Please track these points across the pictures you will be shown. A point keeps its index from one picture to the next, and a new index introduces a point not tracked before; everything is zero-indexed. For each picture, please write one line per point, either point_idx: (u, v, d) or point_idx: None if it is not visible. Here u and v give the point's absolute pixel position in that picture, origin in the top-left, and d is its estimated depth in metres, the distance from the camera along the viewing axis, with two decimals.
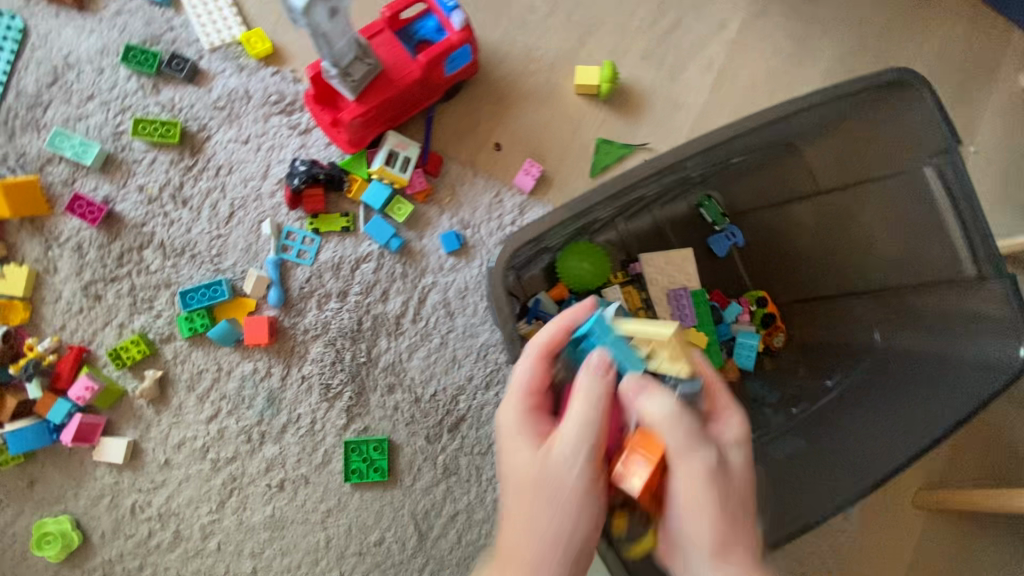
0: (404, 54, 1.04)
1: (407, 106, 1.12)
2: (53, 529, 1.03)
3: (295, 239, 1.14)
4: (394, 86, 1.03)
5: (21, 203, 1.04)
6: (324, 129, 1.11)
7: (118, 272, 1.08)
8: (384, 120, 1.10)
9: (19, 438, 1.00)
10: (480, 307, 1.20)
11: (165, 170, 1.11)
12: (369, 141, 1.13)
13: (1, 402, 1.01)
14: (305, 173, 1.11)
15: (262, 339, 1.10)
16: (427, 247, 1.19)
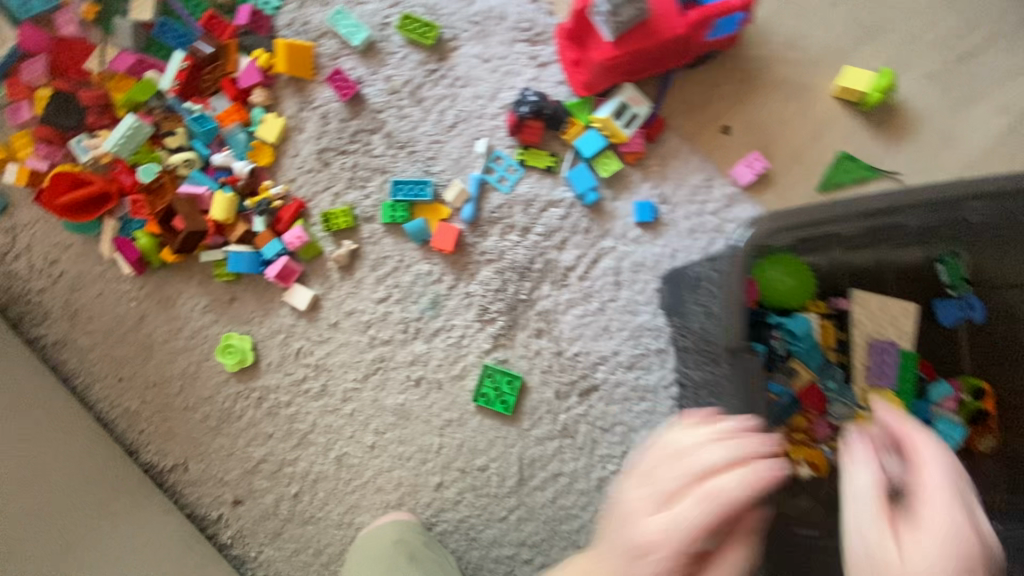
0: (675, 6, 0.98)
1: (656, 64, 1.06)
2: (238, 343, 1.20)
3: (500, 163, 1.18)
4: (654, 38, 0.98)
5: (294, 64, 1.17)
6: (565, 68, 1.12)
7: (348, 147, 1.20)
8: (624, 70, 1.05)
9: (238, 261, 1.15)
10: (650, 288, 1.16)
11: (412, 67, 1.18)
12: (602, 89, 1.10)
13: (234, 226, 1.16)
14: (533, 105, 1.11)
15: (446, 248, 1.16)
16: (619, 210, 1.16)
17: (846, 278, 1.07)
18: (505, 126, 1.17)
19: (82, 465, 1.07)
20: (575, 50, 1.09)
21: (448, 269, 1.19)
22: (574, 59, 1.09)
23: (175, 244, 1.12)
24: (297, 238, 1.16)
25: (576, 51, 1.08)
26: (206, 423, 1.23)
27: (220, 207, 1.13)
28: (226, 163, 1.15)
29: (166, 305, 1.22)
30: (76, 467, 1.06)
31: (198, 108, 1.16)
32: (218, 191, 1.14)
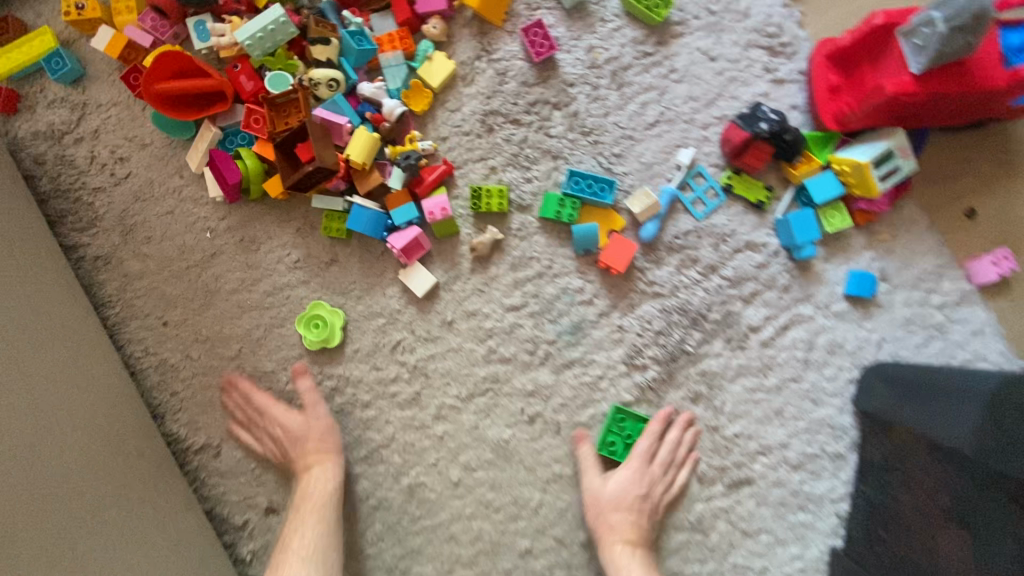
0: (999, 55, 0.80)
1: (932, 116, 0.87)
2: (326, 317, 0.95)
3: (698, 183, 0.96)
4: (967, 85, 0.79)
5: (488, 1, 0.94)
6: (813, 92, 0.93)
7: (521, 117, 0.97)
8: (897, 116, 0.85)
9: (358, 218, 0.92)
10: (842, 377, 0.95)
11: (623, 43, 0.97)
12: (856, 128, 0.90)
13: (365, 175, 0.92)
14: (775, 124, 0.89)
15: (617, 267, 0.93)
16: (828, 274, 0.95)
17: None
18: (717, 140, 0.96)
19: (98, 432, 0.81)
20: (836, 75, 0.90)
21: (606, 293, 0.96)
22: (833, 84, 0.90)
23: (291, 177, 0.88)
24: (438, 209, 0.93)
25: (839, 76, 0.90)
26: (257, 403, 0.97)
27: (358, 148, 0.89)
28: (376, 96, 0.91)
29: (247, 248, 0.97)
30: (91, 432, 0.80)
31: (358, 22, 0.92)
32: (360, 127, 0.89)
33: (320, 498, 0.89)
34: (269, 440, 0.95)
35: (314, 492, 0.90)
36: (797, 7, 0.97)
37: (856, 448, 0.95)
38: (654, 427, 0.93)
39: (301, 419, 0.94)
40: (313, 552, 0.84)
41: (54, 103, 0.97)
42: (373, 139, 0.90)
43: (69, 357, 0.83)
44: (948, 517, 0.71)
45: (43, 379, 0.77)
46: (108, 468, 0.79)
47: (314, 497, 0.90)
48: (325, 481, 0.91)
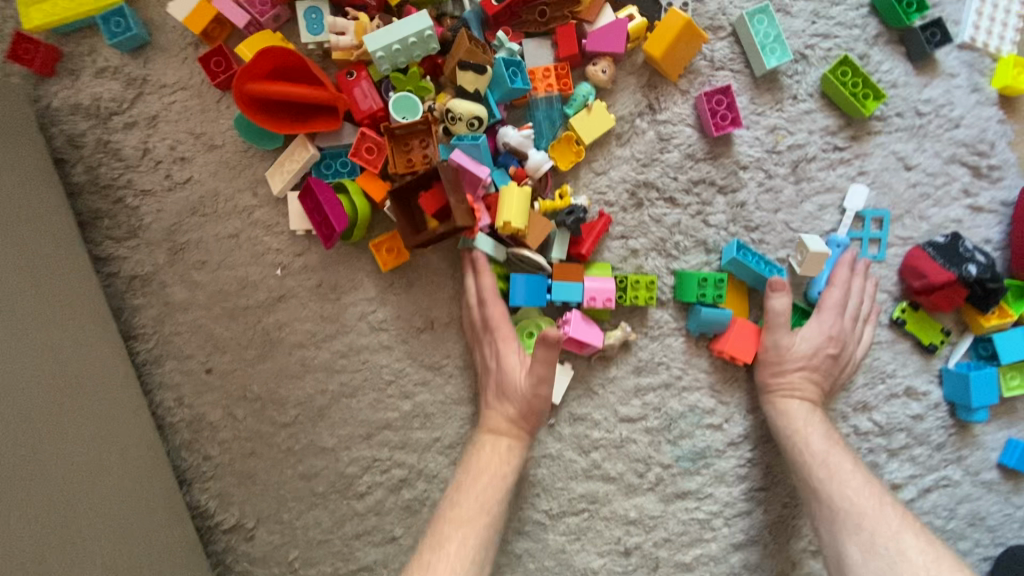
0: None
1: None
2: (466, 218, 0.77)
3: (871, 227, 0.83)
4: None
5: (672, 52, 0.76)
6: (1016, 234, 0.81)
7: (678, 196, 0.81)
8: None
9: (515, 288, 0.75)
10: (975, 553, 0.85)
11: (812, 130, 0.82)
12: None
13: (522, 236, 0.75)
14: (982, 267, 0.77)
15: (741, 357, 0.79)
16: (986, 438, 0.84)
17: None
18: (897, 265, 0.82)
19: (110, 537, 0.64)
20: None
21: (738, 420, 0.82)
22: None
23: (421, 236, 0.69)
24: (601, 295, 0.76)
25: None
26: (307, 483, 0.80)
27: (513, 210, 0.72)
28: (520, 145, 0.73)
29: (324, 296, 0.79)
30: (101, 541, 0.63)
31: (508, 48, 0.74)
32: (509, 184, 0.72)
33: (498, 375, 0.75)
34: (508, 346, 0.76)
35: (498, 471, 0.74)
36: (1013, 124, 0.83)
37: None
38: (844, 273, 0.79)
39: (520, 364, 0.75)
40: (485, 539, 0.70)
41: (104, 73, 0.76)
42: (528, 196, 0.72)
43: (85, 431, 0.66)
44: None
45: (45, 475, 0.60)
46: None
47: (495, 471, 0.74)
48: (509, 466, 0.74)
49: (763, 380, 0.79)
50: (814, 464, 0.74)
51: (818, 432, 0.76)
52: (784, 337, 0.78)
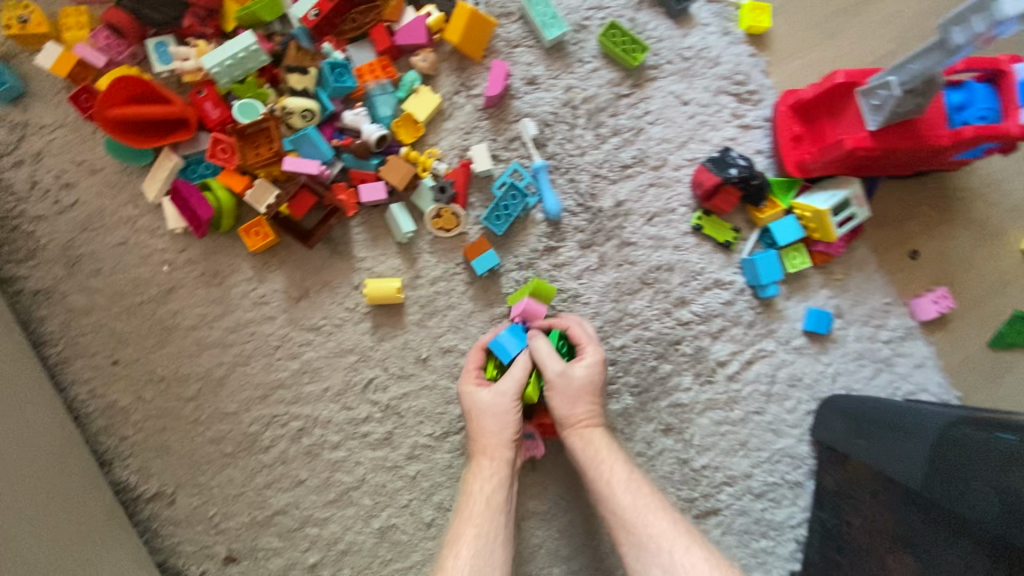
0: (941, 116, 0.86)
1: (882, 169, 0.94)
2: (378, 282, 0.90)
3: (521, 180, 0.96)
4: (917, 142, 0.85)
5: (468, 38, 0.94)
6: (777, 141, 0.98)
7: (502, 153, 0.96)
8: (854, 166, 0.92)
9: (506, 342, 0.89)
10: (800, 408, 1.00)
11: (600, 85, 0.99)
12: (816, 176, 0.95)
13: (393, 181, 0.90)
14: (742, 170, 0.95)
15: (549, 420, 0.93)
16: (789, 311, 1.00)
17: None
18: (688, 182, 1.00)
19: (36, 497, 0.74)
20: (797, 125, 0.96)
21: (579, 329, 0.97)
22: (796, 134, 0.95)
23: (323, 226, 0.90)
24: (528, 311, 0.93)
25: (802, 127, 0.95)
26: (217, 446, 0.92)
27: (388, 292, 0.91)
28: (355, 123, 0.90)
29: (209, 281, 0.93)
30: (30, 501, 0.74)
31: (338, 54, 0.91)
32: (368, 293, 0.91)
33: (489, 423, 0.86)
34: (477, 381, 0.90)
35: (478, 491, 0.83)
36: (763, 56, 1.03)
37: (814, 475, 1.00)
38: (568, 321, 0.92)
39: (491, 391, 0.87)
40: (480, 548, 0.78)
41: None
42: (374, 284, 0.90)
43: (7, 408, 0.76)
44: (888, 539, 0.75)
45: None
46: (54, 535, 0.75)
47: (484, 494, 0.83)
48: (491, 484, 0.83)
49: (565, 419, 0.87)
50: (619, 495, 0.81)
51: (615, 461, 0.84)
52: (555, 366, 0.87)
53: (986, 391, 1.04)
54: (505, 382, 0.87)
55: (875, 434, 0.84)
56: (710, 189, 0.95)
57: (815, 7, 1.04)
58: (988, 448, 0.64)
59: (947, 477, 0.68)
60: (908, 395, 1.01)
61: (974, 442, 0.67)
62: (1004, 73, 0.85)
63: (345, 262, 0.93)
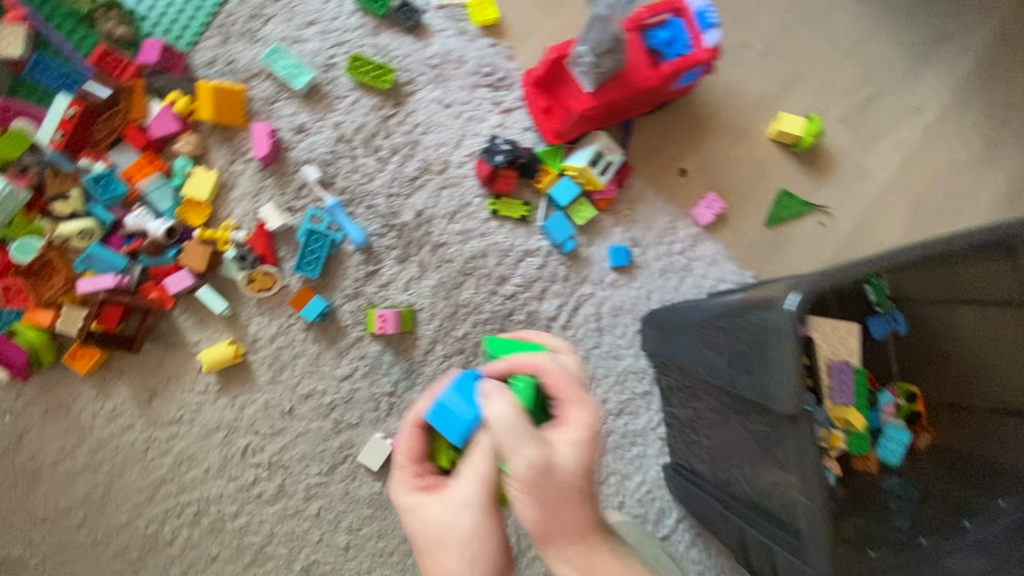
0: (647, 59, 0.99)
1: (624, 114, 1.07)
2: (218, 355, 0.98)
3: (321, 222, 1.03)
4: (633, 87, 0.98)
5: (223, 109, 0.98)
6: (533, 116, 1.09)
7: (295, 203, 1.03)
8: (597, 121, 1.05)
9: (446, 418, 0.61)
10: (629, 331, 1.16)
11: (365, 113, 1.06)
12: (573, 137, 1.08)
13: (194, 268, 0.96)
14: (507, 154, 1.06)
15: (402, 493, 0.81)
16: (593, 256, 1.15)
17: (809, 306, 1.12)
18: (473, 175, 1.10)
19: None
20: (544, 97, 1.06)
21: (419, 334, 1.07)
22: (544, 107, 1.06)
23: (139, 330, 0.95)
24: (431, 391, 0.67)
25: (547, 99, 1.05)
26: (123, 557, 0.97)
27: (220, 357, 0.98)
28: (139, 225, 0.94)
29: (57, 414, 0.97)
30: None
31: (99, 165, 0.94)
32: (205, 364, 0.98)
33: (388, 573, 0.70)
34: (418, 485, 0.64)
35: None
36: (504, 43, 1.12)
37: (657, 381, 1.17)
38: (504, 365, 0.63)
39: (427, 506, 0.62)
40: None
41: None
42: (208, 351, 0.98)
43: None
44: (707, 416, 0.98)
45: None
46: None
47: None
48: None
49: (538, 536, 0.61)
50: None
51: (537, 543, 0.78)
52: (525, 448, 0.56)
53: (775, 264, 1.23)
54: (433, 506, 0.62)
55: (673, 335, 1.04)
56: (484, 177, 1.08)
57: None
58: (738, 324, 0.85)
59: (727, 365, 0.88)
60: (712, 289, 1.19)
61: (732, 330, 0.86)
62: (682, 9, 0.99)
63: (182, 350, 0.99)
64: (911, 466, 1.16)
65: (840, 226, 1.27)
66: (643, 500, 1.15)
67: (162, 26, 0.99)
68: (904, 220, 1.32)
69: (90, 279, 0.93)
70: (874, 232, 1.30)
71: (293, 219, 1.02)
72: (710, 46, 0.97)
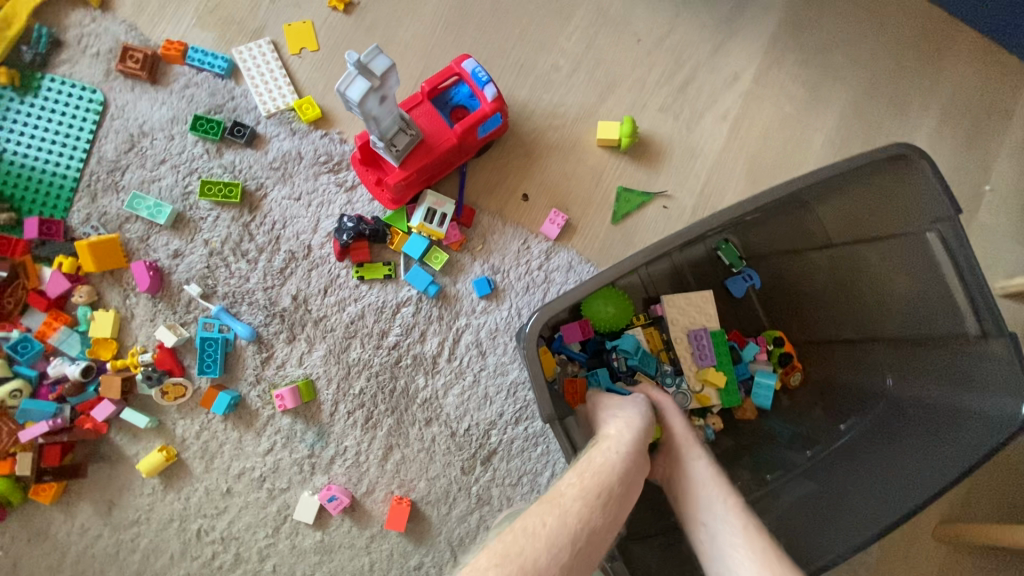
0: (443, 123, 1.14)
1: (445, 169, 1.22)
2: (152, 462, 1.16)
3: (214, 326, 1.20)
4: (436, 151, 1.13)
5: (105, 258, 1.16)
6: (370, 189, 1.22)
7: (187, 317, 1.20)
8: (421, 181, 1.19)
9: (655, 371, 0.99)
10: (509, 347, 1.29)
11: (227, 225, 1.22)
12: (408, 198, 1.23)
13: (113, 396, 1.13)
14: (351, 231, 1.21)
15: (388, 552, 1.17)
16: (460, 291, 1.29)
17: (651, 286, 1.24)
18: (333, 252, 1.25)
19: None
20: (372, 171, 1.19)
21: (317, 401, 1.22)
22: (374, 181, 1.18)
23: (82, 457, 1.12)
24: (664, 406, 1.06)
25: (375, 174, 1.18)
26: None
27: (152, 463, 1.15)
28: (60, 372, 1.12)
29: (38, 540, 1.15)
30: None
31: (16, 332, 1.12)
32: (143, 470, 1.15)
33: None
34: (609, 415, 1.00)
35: None
36: (334, 131, 1.27)
37: None
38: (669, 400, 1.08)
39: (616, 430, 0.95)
40: None
41: None
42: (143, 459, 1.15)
43: None
44: None
45: None
46: None
47: None
48: None
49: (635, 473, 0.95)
50: None
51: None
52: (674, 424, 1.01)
53: (630, 254, 1.36)
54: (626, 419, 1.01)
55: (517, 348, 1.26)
56: (340, 254, 1.23)
57: None
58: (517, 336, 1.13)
59: None
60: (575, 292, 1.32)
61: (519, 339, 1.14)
62: (462, 73, 1.14)
63: (125, 463, 1.17)
64: (790, 407, 1.26)
65: (685, 204, 1.39)
66: (557, 490, 1.28)
67: (38, 202, 1.17)
68: (745, 181, 1.42)
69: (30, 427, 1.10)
70: (719, 200, 1.41)
71: (187, 332, 1.19)
72: (491, 98, 1.12)
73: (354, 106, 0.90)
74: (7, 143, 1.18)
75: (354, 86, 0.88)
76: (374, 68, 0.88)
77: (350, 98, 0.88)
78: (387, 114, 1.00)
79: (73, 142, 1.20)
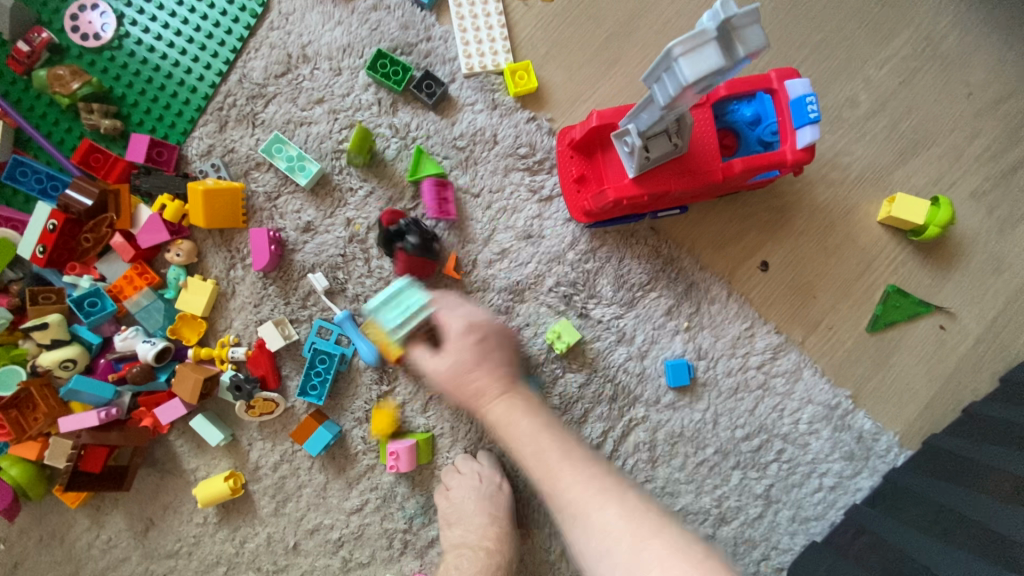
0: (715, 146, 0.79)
1: (666, 202, 0.88)
2: (213, 493, 0.87)
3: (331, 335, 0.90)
4: (688, 179, 0.78)
5: (218, 213, 0.85)
6: (564, 182, 0.89)
7: (300, 313, 0.90)
8: (634, 206, 0.85)
9: None
10: (690, 463, 0.96)
11: (381, 208, 0.91)
12: (604, 217, 0.88)
13: (184, 397, 0.84)
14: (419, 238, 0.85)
15: None
16: (648, 370, 0.95)
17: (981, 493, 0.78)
18: (505, 275, 0.93)
19: None
20: (580, 163, 0.86)
21: (461, 459, 0.91)
22: (578, 176, 0.85)
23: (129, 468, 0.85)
24: None
25: (582, 166, 0.85)
26: None
27: (211, 494, 0.87)
28: (128, 348, 0.84)
29: (51, 543, 0.89)
30: None
31: (86, 280, 0.85)
32: (200, 498, 0.87)
33: None
34: None
35: None
36: (544, 116, 0.93)
37: (721, 522, 0.96)
38: None
39: None
40: None
41: None
42: (204, 483, 0.87)
43: None
44: None
45: None
46: None
47: None
48: None
49: None
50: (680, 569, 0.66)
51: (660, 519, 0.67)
52: None
53: (879, 379, 0.99)
54: None
55: None
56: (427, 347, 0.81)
57: (584, 40, 0.94)
58: None
59: None
60: (795, 413, 0.97)
61: None
62: (777, 91, 0.78)
63: (179, 478, 0.90)
64: None
65: (967, 331, 1.00)
66: None
67: (152, 116, 0.88)
68: None
69: (76, 413, 0.84)
70: (1015, 338, 1.01)
71: (295, 332, 0.89)
72: (805, 147, 0.76)
73: (677, 84, 0.55)
74: (131, 26, 0.89)
75: (698, 58, 0.53)
76: (744, 44, 0.53)
77: (688, 73, 0.53)
78: (681, 108, 0.66)
79: (215, 46, 0.89)
